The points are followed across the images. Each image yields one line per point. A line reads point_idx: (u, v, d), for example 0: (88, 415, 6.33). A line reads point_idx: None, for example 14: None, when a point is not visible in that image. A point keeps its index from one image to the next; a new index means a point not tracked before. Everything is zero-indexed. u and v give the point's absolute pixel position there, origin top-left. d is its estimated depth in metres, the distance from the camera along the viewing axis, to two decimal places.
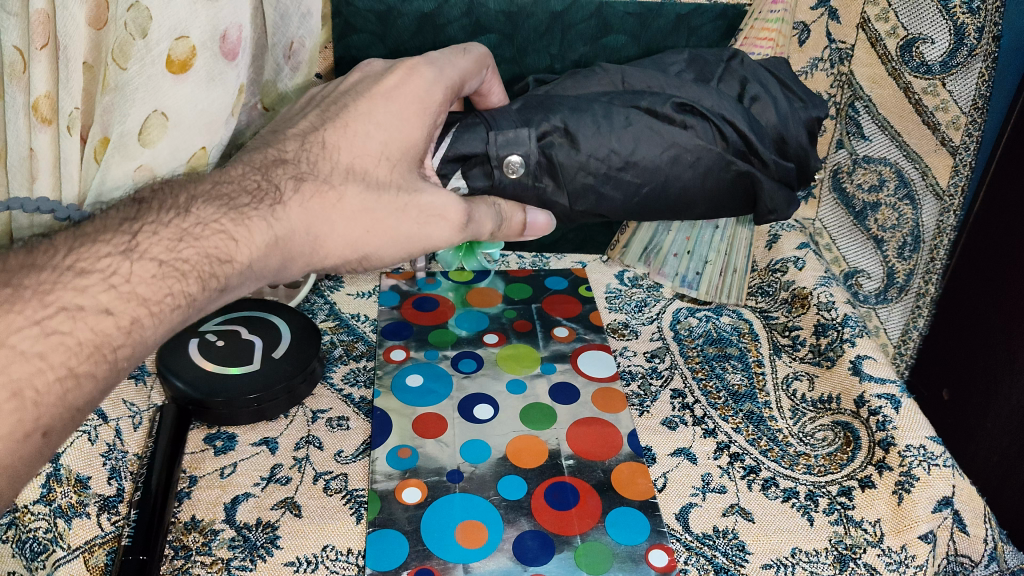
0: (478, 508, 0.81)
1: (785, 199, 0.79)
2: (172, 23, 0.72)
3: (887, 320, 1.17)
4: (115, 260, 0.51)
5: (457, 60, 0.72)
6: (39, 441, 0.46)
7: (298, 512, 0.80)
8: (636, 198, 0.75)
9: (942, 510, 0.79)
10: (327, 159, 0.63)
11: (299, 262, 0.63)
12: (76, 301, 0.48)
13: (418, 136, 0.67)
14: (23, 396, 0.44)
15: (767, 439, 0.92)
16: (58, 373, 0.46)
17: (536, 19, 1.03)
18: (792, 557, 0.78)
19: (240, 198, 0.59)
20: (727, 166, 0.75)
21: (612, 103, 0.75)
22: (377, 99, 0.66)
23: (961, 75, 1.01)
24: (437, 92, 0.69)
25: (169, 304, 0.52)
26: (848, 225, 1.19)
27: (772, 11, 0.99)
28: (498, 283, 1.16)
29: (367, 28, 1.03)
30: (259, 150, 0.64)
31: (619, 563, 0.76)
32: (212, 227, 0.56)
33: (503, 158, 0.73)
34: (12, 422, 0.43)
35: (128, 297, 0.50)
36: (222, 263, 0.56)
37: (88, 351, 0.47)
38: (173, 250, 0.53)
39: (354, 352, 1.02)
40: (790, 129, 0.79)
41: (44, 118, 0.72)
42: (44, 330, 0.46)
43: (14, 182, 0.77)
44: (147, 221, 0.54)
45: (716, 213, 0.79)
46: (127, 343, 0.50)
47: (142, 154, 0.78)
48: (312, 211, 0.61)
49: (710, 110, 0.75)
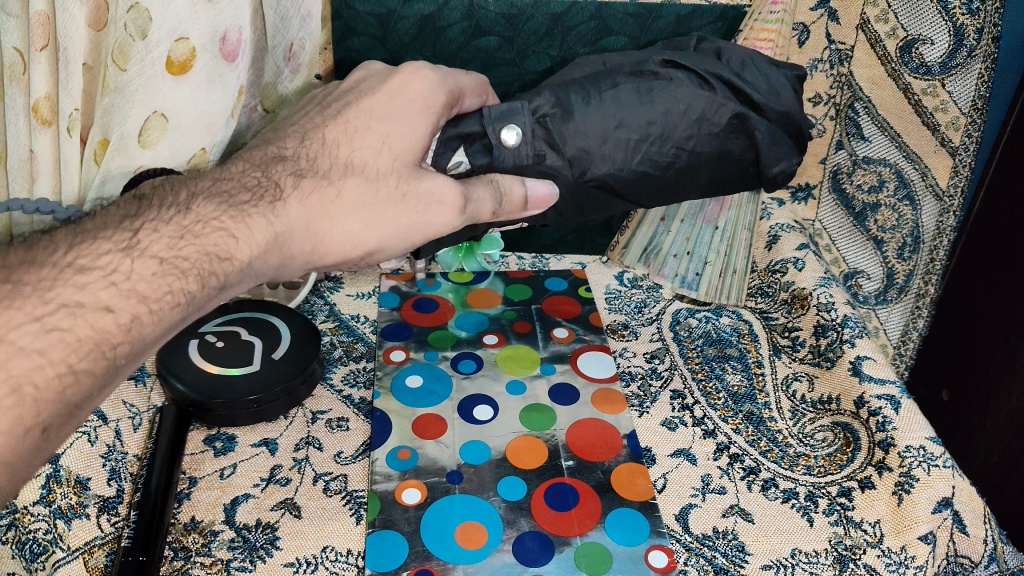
0: (479, 509, 0.81)
1: (787, 148, 0.75)
2: (172, 24, 0.72)
3: (887, 320, 1.17)
4: (115, 257, 0.51)
5: (461, 77, 0.74)
6: (38, 437, 0.45)
7: (298, 513, 0.80)
8: (637, 155, 0.72)
9: (942, 511, 0.79)
10: (327, 154, 0.64)
11: (299, 261, 0.62)
12: (76, 297, 0.48)
13: (422, 131, 0.66)
14: (22, 391, 0.44)
15: (767, 440, 0.92)
16: (58, 369, 0.46)
17: (536, 21, 1.03)
18: (792, 557, 0.78)
19: (240, 195, 0.59)
20: (720, 108, 0.72)
21: (596, 77, 0.75)
22: (380, 96, 0.67)
23: (960, 76, 1.01)
24: (439, 91, 0.68)
25: (168, 302, 0.52)
26: (848, 226, 1.18)
27: (772, 12, 0.99)
28: (498, 283, 1.16)
29: (367, 31, 1.03)
30: (259, 148, 0.65)
31: (619, 564, 0.76)
32: (212, 224, 0.56)
33: (499, 131, 0.71)
34: (11, 417, 0.43)
35: (128, 295, 0.50)
36: (222, 260, 0.56)
37: (88, 349, 0.47)
38: (174, 248, 0.53)
39: (354, 353, 1.02)
40: (779, 82, 0.76)
41: (44, 119, 0.71)
42: (45, 326, 0.46)
43: (14, 184, 0.76)
44: (147, 218, 0.54)
45: (722, 175, 0.76)
46: (126, 341, 0.50)
47: (142, 155, 0.79)
48: (312, 209, 0.61)
49: (693, 66, 0.75)
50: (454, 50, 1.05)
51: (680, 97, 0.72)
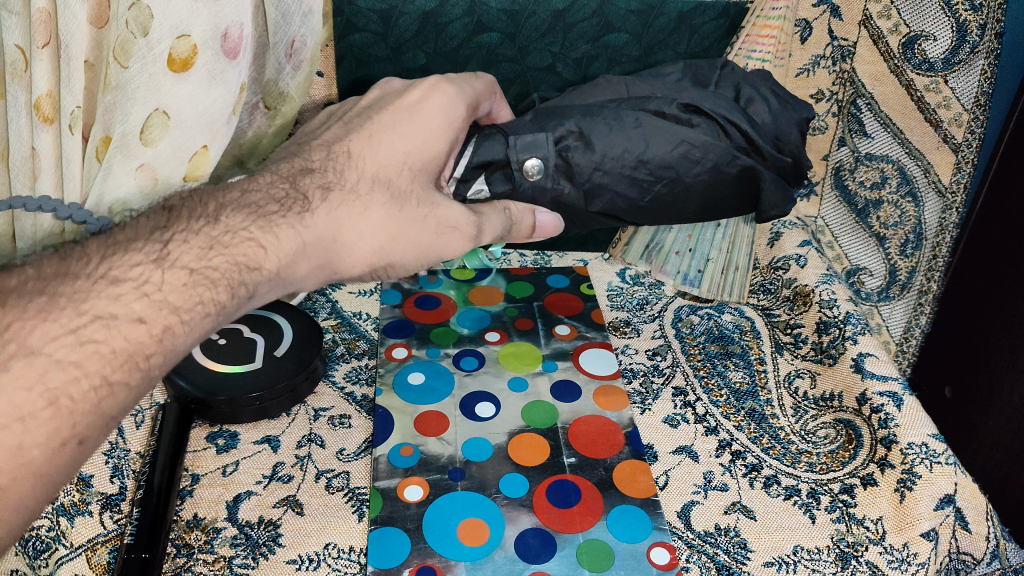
0: (480, 506, 0.81)
1: (786, 194, 0.78)
2: (173, 21, 0.72)
3: (890, 318, 1.18)
4: (146, 268, 0.49)
5: (473, 82, 0.73)
6: (74, 449, 0.44)
7: (300, 510, 0.80)
8: (647, 195, 0.75)
9: (944, 508, 0.80)
10: (353, 168, 0.64)
11: (322, 271, 0.62)
12: (109, 308, 0.46)
13: (440, 148, 0.67)
14: (59, 404, 0.43)
15: (770, 437, 0.92)
16: (92, 382, 0.44)
17: (538, 17, 1.03)
18: (793, 555, 0.78)
19: (268, 206, 0.58)
20: (733, 159, 0.75)
21: (620, 107, 0.76)
22: (401, 113, 0.67)
23: (963, 72, 1.01)
24: (458, 105, 0.69)
25: (200, 312, 0.51)
26: (851, 223, 1.19)
27: (776, 7, 1.00)
28: (500, 280, 1.16)
29: (369, 27, 1.03)
30: (286, 160, 0.65)
31: (619, 562, 0.77)
32: (241, 235, 0.55)
33: (523, 162, 0.74)
34: (48, 430, 0.42)
35: (160, 306, 0.48)
36: (251, 270, 0.55)
37: (122, 360, 0.46)
38: (204, 259, 0.52)
39: (355, 350, 1.02)
40: (784, 127, 0.79)
41: (45, 116, 0.73)
42: (79, 339, 0.44)
43: (17, 181, 0.78)
44: (177, 229, 0.53)
45: (721, 211, 0.79)
46: (159, 352, 0.48)
47: (144, 154, 0.78)
48: (339, 220, 0.61)
49: (713, 109, 0.76)
50: (455, 47, 1.05)
51: (695, 144, 0.74)
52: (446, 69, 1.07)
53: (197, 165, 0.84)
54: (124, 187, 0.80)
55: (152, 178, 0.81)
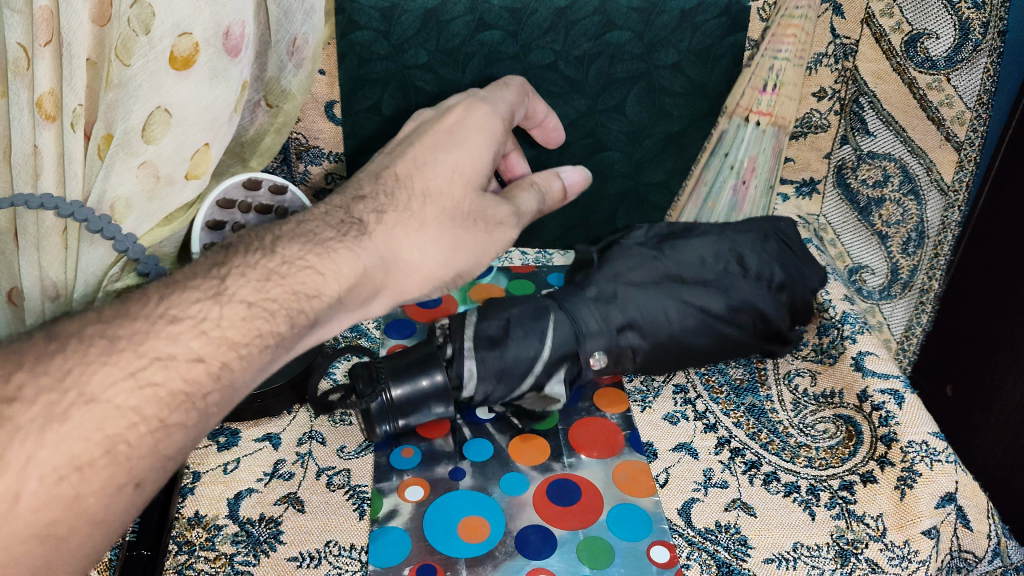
0: (481, 504, 0.81)
1: None
2: (176, 19, 0.73)
3: (891, 316, 1.18)
4: (205, 305, 0.52)
5: (503, 95, 0.80)
6: (132, 491, 0.48)
7: (301, 507, 0.80)
8: None
9: (944, 506, 0.79)
10: (404, 188, 0.65)
11: (384, 294, 0.64)
12: (168, 349, 0.50)
13: (484, 160, 0.69)
14: (117, 450, 0.47)
15: (768, 432, 0.92)
16: (150, 425, 0.48)
17: (540, 15, 1.03)
18: (793, 551, 0.78)
19: (325, 232, 0.60)
20: None
21: None
22: (440, 135, 0.70)
23: (966, 70, 1.01)
24: (495, 120, 0.73)
25: (258, 345, 0.54)
26: (853, 221, 1.19)
27: (798, 6, 1.01)
28: (501, 278, 1.16)
29: (371, 25, 1.03)
30: (338, 190, 0.66)
31: (619, 559, 0.77)
32: (298, 264, 0.57)
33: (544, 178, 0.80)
34: (105, 476, 0.46)
35: (219, 342, 0.52)
36: (310, 298, 0.57)
37: (179, 401, 0.49)
38: (262, 291, 0.55)
39: (356, 348, 1.01)
40: None
41: (48, 115, 0.73)
42: (139, 382, 0.48)
43: (18, 179, 0.78)
44: (235, 264, 0.56)
45: None
46: (217, 389, 0.52)
47: (146, 151, 0.79)
48: (398, 238, 0.63)
49: None
50: (457, 45, 1.05)
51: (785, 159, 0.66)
52: (448, 67, 1.07)
53: (198, 164, 0.85)
54: (125, 184, 0.80)
55: (154, 175, 0.81)
